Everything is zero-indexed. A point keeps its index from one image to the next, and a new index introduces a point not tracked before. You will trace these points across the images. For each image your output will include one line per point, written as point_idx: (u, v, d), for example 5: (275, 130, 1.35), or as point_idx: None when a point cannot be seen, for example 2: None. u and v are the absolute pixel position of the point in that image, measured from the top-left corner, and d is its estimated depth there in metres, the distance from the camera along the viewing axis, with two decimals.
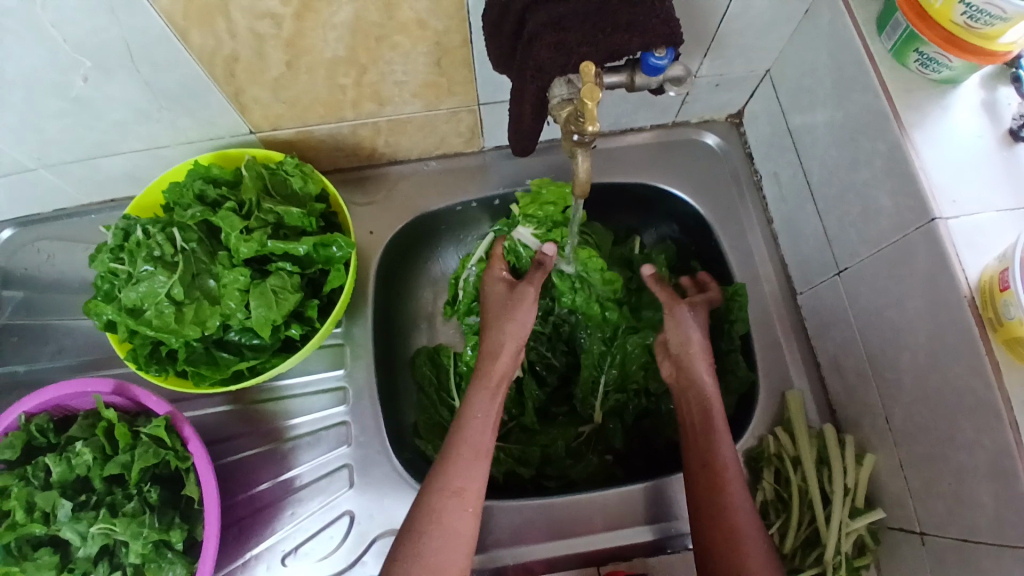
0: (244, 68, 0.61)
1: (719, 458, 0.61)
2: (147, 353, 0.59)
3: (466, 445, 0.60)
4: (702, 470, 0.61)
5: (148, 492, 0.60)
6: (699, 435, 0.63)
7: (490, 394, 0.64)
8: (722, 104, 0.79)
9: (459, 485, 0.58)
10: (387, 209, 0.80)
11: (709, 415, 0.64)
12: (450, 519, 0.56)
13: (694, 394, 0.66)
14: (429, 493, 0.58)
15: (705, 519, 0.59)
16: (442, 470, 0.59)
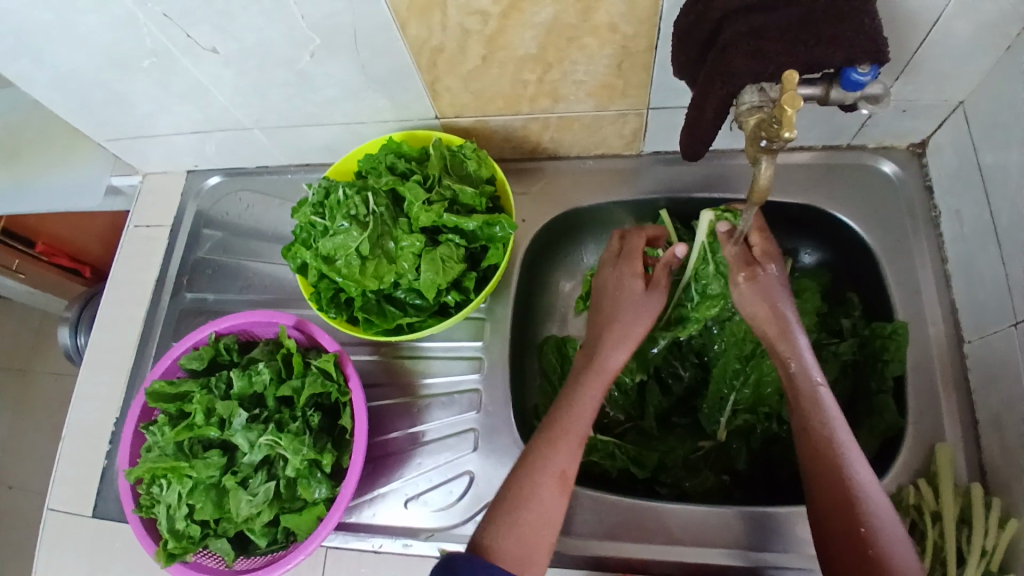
0: (445, 59, 0.68)
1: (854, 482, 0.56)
2: (329, 296, 0.68)
3: (572, 433, 0.65)
4: (818, 493, 0.57)
5: (310, 416, 0.68)
6: (820, 453, 0.58)
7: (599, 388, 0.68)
8: (904, 131, 0.75)
9: (561, 469, 0.63)
10: (541, 200, 0.85)
11: (834, 436, 0.59)
12: (545, 498, 0.61)
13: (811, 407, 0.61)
14: (532, 467, 0.63)
15: (835, 543, 0.55)
16: (550, 450, 0.63)
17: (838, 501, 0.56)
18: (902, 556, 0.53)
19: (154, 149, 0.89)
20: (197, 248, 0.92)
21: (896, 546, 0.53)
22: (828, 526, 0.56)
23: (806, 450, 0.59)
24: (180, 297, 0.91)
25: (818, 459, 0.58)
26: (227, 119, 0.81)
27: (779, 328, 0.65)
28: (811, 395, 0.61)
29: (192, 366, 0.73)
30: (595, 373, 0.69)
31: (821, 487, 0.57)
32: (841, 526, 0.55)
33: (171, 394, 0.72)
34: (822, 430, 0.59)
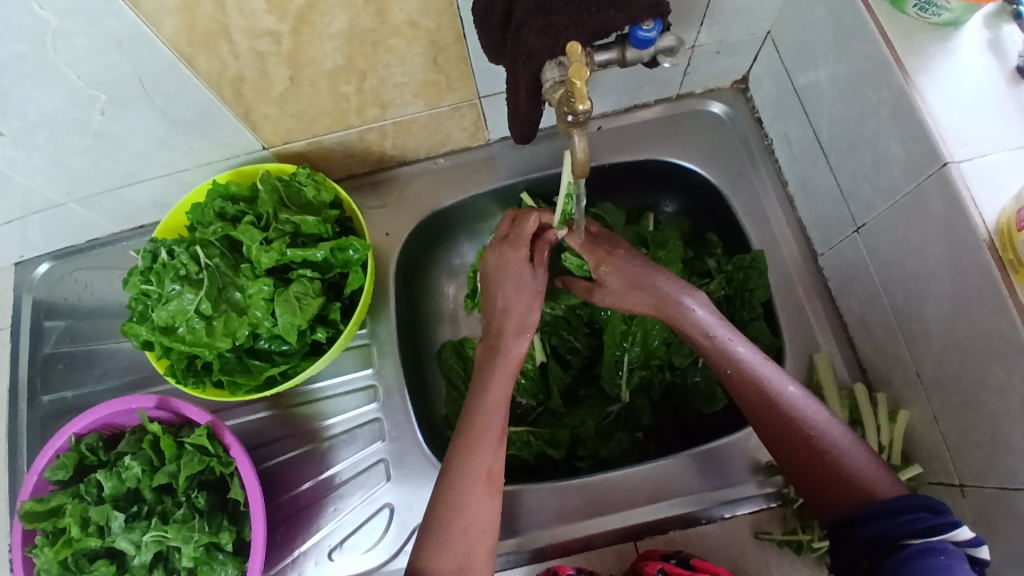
0: (251, 87, 0.63)
1: (792, 411, 0.57)
2: (186, 366, 0.64)
3: (489, 427, 0.60)
4: (767, 430, 0.57)
5: (195, 498, 0.63)
6: (756, 394, 0.58)
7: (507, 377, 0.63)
8: (725, 71, 0.78)
9: (484, 469, 0.58)
10: (401, 210, 0.81)
11: (759, 374, 0.59)
12: (475, 506, 0.57)
13: (725, 358, 0.60)
14: (451, 481, 0.58)
15: (800, 473, 0.55)
16: (468, 454, 0.59)
17: (789, 434, 0.56)
18: (854, 457, 0.54)
19: None
20: (41, 344, 0.82)
21: (844, 450, 0.54)
22: (791, 460, 0.56)
23: (748, 399, 0.58)
24: (37, 402, 0.81)
25: (754, 401, 0.58)
26: (32, 202, 0.72)
27: (657, 300, 0.65)
28: (724, 344, 0.61)
29: (58, 477, 0.65)
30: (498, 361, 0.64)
31: (779, 432, 0.57)
32: (802, 456, 0.55)
33: (45, 512, 0.63)
34: (749, 374, 0.59)
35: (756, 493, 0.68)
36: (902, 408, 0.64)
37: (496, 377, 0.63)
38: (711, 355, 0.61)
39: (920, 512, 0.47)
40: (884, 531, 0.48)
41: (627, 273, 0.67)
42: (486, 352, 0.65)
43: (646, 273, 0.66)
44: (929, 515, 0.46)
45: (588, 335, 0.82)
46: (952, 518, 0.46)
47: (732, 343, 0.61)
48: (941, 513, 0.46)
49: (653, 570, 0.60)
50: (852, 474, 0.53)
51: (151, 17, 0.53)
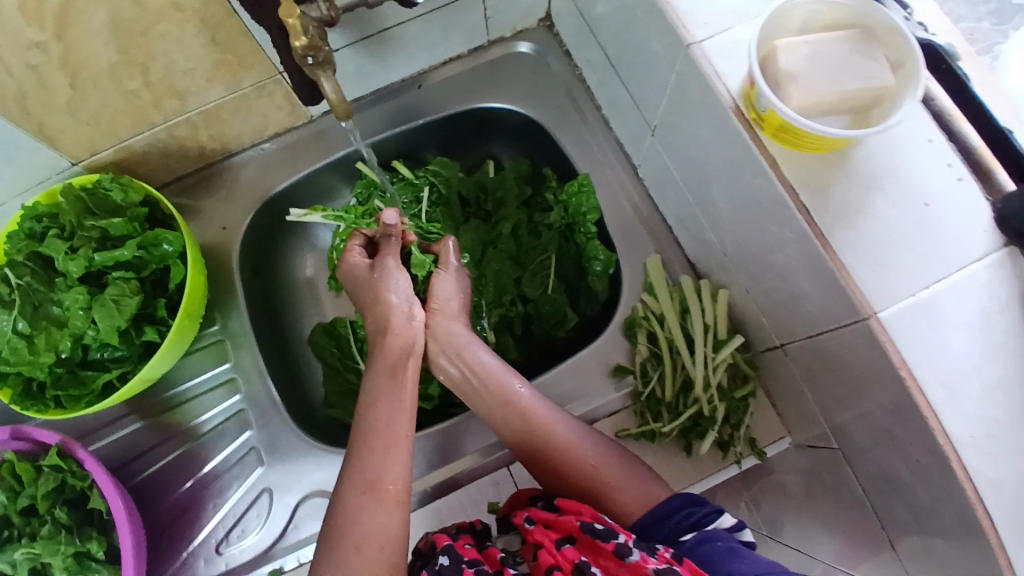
0: (32, 102, 0.62)
1: (554, 438, 0.62)
2: (22, 390, 0.62)
3: (378, 433, 0.60)
4: (534, 458, 0.62)
5: (57, 514, 0.62)
6: (519, 426, 0.63)
7: (390, 378, 0.64)
8: (526, 10, 0.79)
9: (374, 477, 0.57)
10: (234, 201, 0.81)
11: (527, 406, 0.63)
12: (368, 519, 0.55)
13: (496, 394, 0.65)
14: (343, 496, 0.57)
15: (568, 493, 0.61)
16: (355, 465, 0.58)
17: (555, 459, 0.61)
18: (612, 470, 0.60)
19: None
20: None
21: (605, 466, 0.60)
22: (558, 483, 0.61)
23: (523, 445, 0.63)
24: None
25: (524, 433, 0.63)
26: None
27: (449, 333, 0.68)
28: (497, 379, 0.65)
29: None
30: (384, 364, 0.65)
31: (546, 459, 0.62)
32: (574, 480, 0.61)
33: None
34: (518, 407, 0.63)
35: (615, 396, 0.71)
36: (722, 288, 0.69)
37: (377, 381, 0.64)
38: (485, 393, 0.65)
39: (692, 507, 0.55)
40: (670, 529, 0.55)
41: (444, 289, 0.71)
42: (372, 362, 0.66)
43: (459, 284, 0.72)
44: (695, 508, 0.55)
45: None
46: (715, 507, 0.55)
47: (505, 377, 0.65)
48: (707, 505, 0.55)
49: (521, 520, 0.59)
50: (609, 486, 0.59)
51: None
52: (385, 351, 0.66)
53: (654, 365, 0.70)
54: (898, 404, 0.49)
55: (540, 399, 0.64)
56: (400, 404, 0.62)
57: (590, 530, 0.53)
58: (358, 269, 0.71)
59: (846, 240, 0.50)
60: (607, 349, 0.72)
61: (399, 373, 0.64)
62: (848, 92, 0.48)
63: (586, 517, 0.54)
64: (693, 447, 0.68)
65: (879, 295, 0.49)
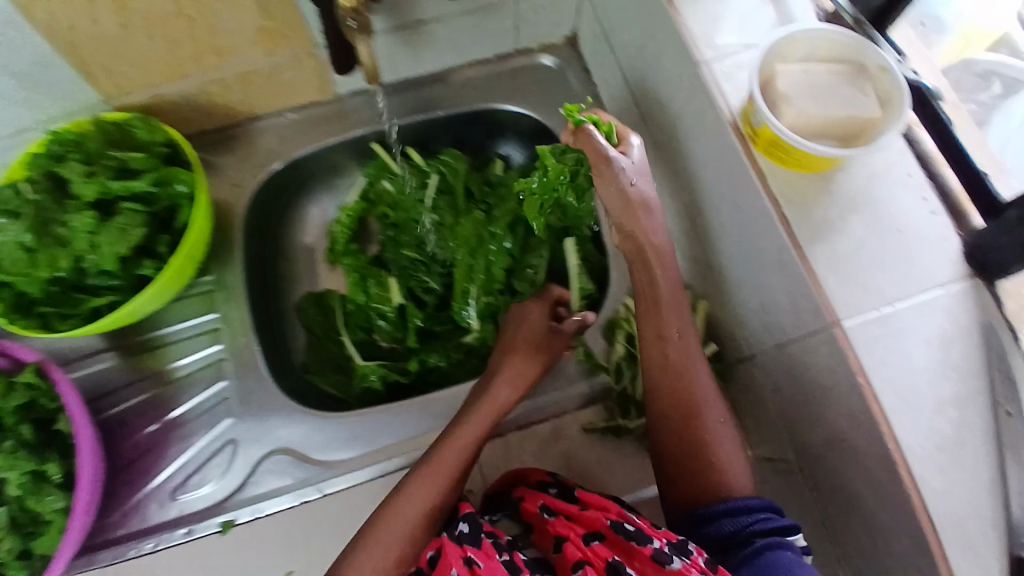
0: (82, 37, 0.66)
1: (697, 391, 0.60)
2: (8, 303, 0.63)
3: (452, 457, 0.62)
4: (665, 400, 0.60)
5: (21, 429, 0.62)
6: (663, 369, 0.61)
7: (511, 387, 0.67)
8: (552, 26, 0.85)
9: (418, 507, 0.59)
10: (250, 161, 0.84)
11: (671, 357, 0.61)
12: (398, 545, 0.57)
13: (670, 312, 0.62)
14: (379, 520, 0.59)
15: (670, 452, 0.60)
16: (412, 488, 0.60)
17: (683, 416, 0.60)
18: (726, 447, 0.59)
19: None
20: None
21: (724, 443, 0.59)
22: (670, 439, 0.60)
23: (659, 386, 0.61)
24: None
25: (660, 383, 0.61)
26: None
27: (655, 257, 0.62)
28: (661, 301, 0.62)
29: None
30: (484, 405, 0.65)
31: (673, 416, 0.60)
32: (678, 445, 0.59)
33: None
34: (662, 358, 0.61)
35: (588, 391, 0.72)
36: (701, 299, 0.72)
37: (475, 417, 0.64)
38: (665, 318, 0.62)
39: (768, 514, 0.54)
40: (717, 535, 0.54)
41: (642, 163, 0.64)
42: (472, 401, 0.67)
43: (608, 157, 0.62)
44: (773, 517, 0.53)
45: (442, 275, 0.84)
46: (790, 522, 0.53)
47: (665, 316, 0.62)
48: (783, 516, 0.54)
49: (538, 508, 0.59)
50: (718, 458, 0.58)
51: None
52: (484, 402, 0.66)
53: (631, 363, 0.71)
54: (853, 414, 0.52)
55: (698, 354, 0.62)
56: (492, 430, 0.64)
57: (621, 530, 0.52)
58: (611, 194, 0.62)
59: (819, 252, 0.53)
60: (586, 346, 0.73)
61: (511, 399, 0.66)
62: (834, 117, 0.53)
63: (614, 515, 0.54)
64: None
65: (845, 307, 0.52)
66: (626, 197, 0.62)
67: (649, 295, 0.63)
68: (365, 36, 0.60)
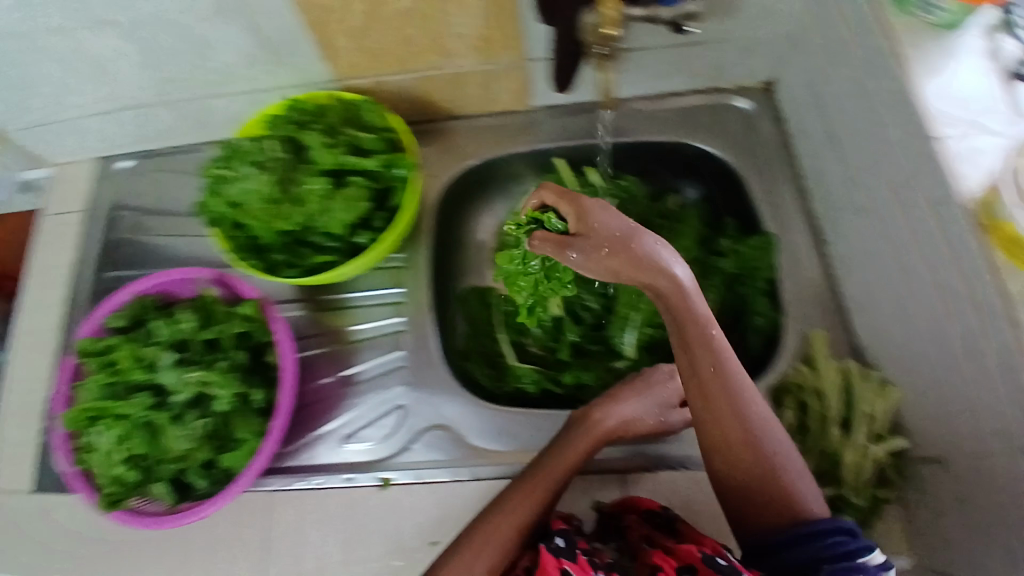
0: (332, 19, 0.73)
1: (771, 453, 0.60)
2: (246, 244, 0.74)
3: (546, 479, 0.66)
4: (728, 468, 0.61)
5: (236, 355, 0.73)
6: (736, 446, 0.60)
7: (586, 436, 0.69)
8: (752, 69, 0.84)
9: (515, 521, 0.63)
10: (446, 156, 0.91)
11: (752, 412, 0.60)
12: (488, 553, 0.61)
13: (719, 385, 0.59)
14: (475, 531, 0.63)
15: (751, 509, 0.61)
16: (502, 502, 0.65)
17: (772, 481, 0.59)
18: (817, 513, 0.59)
19: (64, 134, 0.90)
20: (116, 228, 0.93)
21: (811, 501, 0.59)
22: (736, 493, 0.61)
23: (716, 445, 0.61)
24: (98, 277, 0.91)
25: (722, 429, 0.60)
26: (132, 97, 0.83)
27: (688, 318, 0.58)
28: (717, 372, 0.59)
29: (118, 324, 0.75)
30: (568, 445, 0.69)
31: (757, 478, 0.60)
32: (755, 500, 0.60)
33: (98, 348, 0.72)
34: (734, 407, 0.59)
35: None
36: (892, 386, 0.70)
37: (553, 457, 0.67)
38: (702, 371, 0.59)
39: (842, 536, 0.56)
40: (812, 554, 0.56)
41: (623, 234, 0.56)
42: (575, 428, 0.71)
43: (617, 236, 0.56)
44: (847, 539, 0.56)
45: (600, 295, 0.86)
46: (867, 543, 0.55)
47: (741, 390, 0.59)
48: (861, 540, 0.56)
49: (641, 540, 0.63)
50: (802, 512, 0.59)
51: None
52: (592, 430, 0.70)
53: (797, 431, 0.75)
54: None
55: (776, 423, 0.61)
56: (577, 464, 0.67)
57: (713, 563, 0.55)
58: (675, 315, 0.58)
59: None
60: None
61: (587, 441, 0.69)
62: None
63: (708, 551, 0.57)
64: None
65: None
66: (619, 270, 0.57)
67: (705, 371, 0.59)
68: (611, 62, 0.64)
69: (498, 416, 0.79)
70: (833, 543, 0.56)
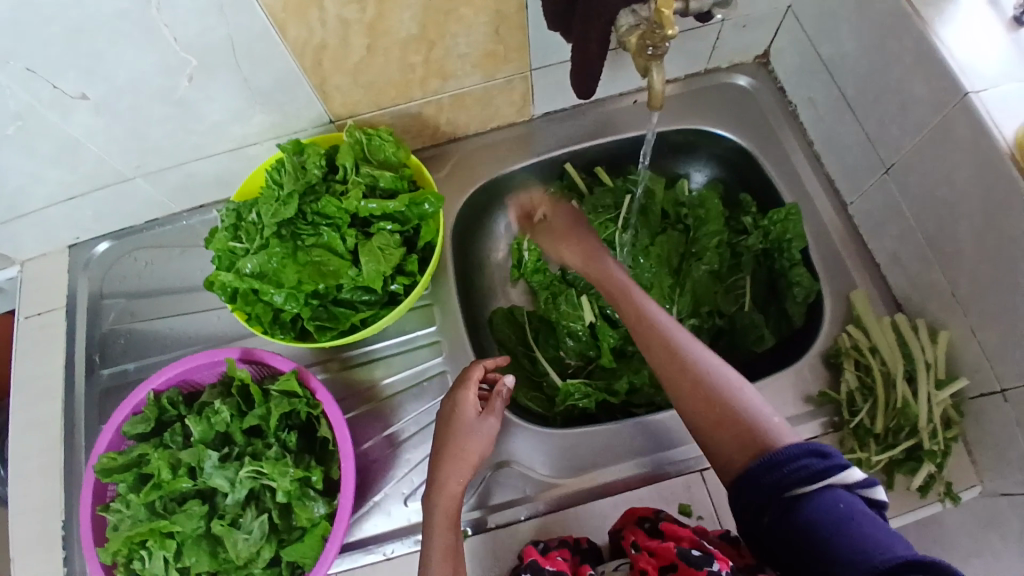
0: (330, 57, 0.68)
1: (698, 370, 0.60)
2: (273, 317, 0.68)
3: (439, 476, 0.63)
4: (698, 409, 0.58)
5: (286, 438, 0.66)
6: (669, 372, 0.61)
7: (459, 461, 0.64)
8: (748, 45, 0.85)
9: (446, 493, 0.62)
10: (453, 181, 0.87)
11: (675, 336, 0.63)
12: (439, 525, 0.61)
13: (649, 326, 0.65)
14: (428, 507, 0.62)
15: (706, 425, 0.57)
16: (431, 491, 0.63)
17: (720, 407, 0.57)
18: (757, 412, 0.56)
19: (30, 230, 0.80)
20: (100, 321, 0.84)
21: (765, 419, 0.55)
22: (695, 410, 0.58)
23: (672, 380, 0.61)
24: (96, 376, 0.82)
25: (669, 366, 0.61)
26: (103, 174, 0.76)
27: (621, 292, 0.70)
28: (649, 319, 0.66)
29: (137, 431, 0.66)
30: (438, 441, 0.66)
31: (689, 394, 0.59)
32: (702, 405, 0.58)
33: (123, 464, 0.64)
34: (671, 350, 0.62)
35: (811, 420, 0.73)
36: (942, 330, 0.70)
37: (435, 459, 0.65)
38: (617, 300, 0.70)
39: (811, 457, 0.51)
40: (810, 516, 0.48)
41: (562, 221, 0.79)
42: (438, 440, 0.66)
43: (568, 215, 0.79)
44: (816, 459, 0.50)
45: None
46: (840, 462, 0.50)
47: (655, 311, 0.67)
48: (830, 457, 0.51)
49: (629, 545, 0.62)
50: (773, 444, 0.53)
51: None
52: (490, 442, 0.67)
53: (864, 395, 0.72)
54: None
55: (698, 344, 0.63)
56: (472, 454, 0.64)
57: (688, 557, 0.55)
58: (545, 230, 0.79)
59: None
60: (809, 378, 0.75)
61: (458, 456, 0.64)
62: None
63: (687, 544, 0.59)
64: (894, 479, 0.70)
65: None
66: (588, 252, 0.75)
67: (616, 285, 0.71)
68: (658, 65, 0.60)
69: (564, 438, 0.75)
70: (801, 451, 0.51)
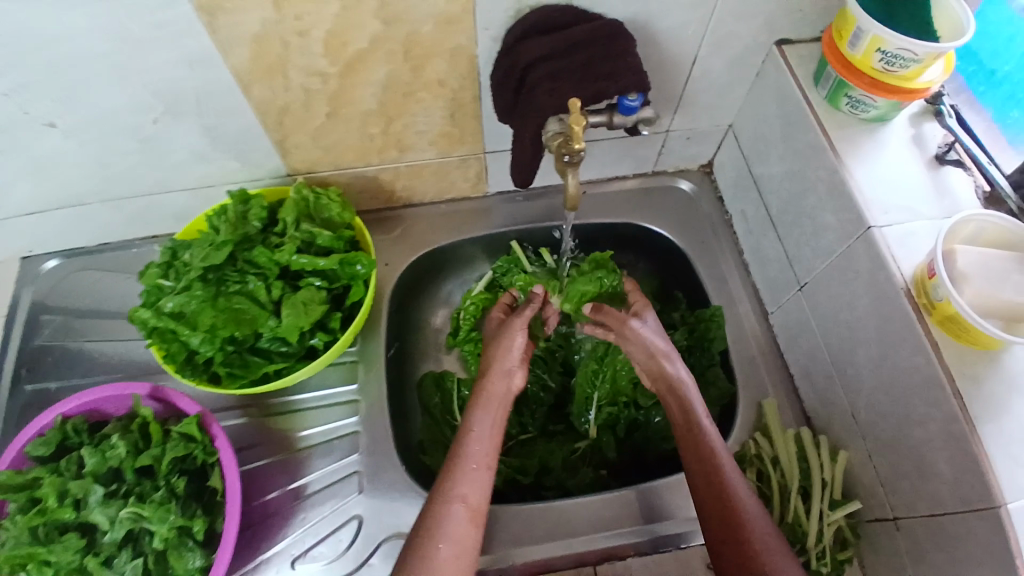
0: (292, 118, 0.72)
1: (722, 473, 0.62)
2: (185, 358, 0.69)
3: (444, 513, 0.60)
4: (717, 528, 0.60)
5: (175, 483, 0.64)
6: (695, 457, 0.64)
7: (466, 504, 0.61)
8: (693, 155, 0.91)
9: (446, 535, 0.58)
10: (402, 244, 0.90)
11: (720, 463, 0.63)
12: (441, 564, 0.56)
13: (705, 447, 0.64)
14: (425, 543, 0.58)
15: (728, 553, 0.59)
16: (433, 527, 0.59)
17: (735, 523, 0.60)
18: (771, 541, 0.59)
19: None
20: (34, 335, 0.84)
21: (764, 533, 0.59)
22: (716, 523, 0.60)
23: (702, 489, 0.63)
24: (17, 391, 0.81)
25: (704, 477, 0.63)
26: (60, 196, 0.78)
27: (678, 404, 0.68)
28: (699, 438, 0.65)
29: (37, 454, 0.65)
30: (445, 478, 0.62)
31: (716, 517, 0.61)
32: (731, 538, 0.59)
33: (18, 484, 0.63)
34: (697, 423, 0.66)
35: None
36: (841, 450, 0.72)
37: (443, 490, 0.62)
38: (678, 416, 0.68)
39: None
40: None
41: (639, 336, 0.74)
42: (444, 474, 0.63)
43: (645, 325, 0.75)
44: None
45: (562, 373, 0.88)
46: None
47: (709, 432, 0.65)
48: None
49: None
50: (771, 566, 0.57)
51: (225, 46, 0.62)
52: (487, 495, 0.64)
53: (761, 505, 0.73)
54: None
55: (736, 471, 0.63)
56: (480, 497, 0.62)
57: None
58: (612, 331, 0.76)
59: (989, 429, 0.55)
60: None
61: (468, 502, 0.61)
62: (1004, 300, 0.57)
63: None
64: None
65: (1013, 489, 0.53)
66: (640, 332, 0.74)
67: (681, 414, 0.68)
68: (574, 169, 0.66)
69: None
70: None
